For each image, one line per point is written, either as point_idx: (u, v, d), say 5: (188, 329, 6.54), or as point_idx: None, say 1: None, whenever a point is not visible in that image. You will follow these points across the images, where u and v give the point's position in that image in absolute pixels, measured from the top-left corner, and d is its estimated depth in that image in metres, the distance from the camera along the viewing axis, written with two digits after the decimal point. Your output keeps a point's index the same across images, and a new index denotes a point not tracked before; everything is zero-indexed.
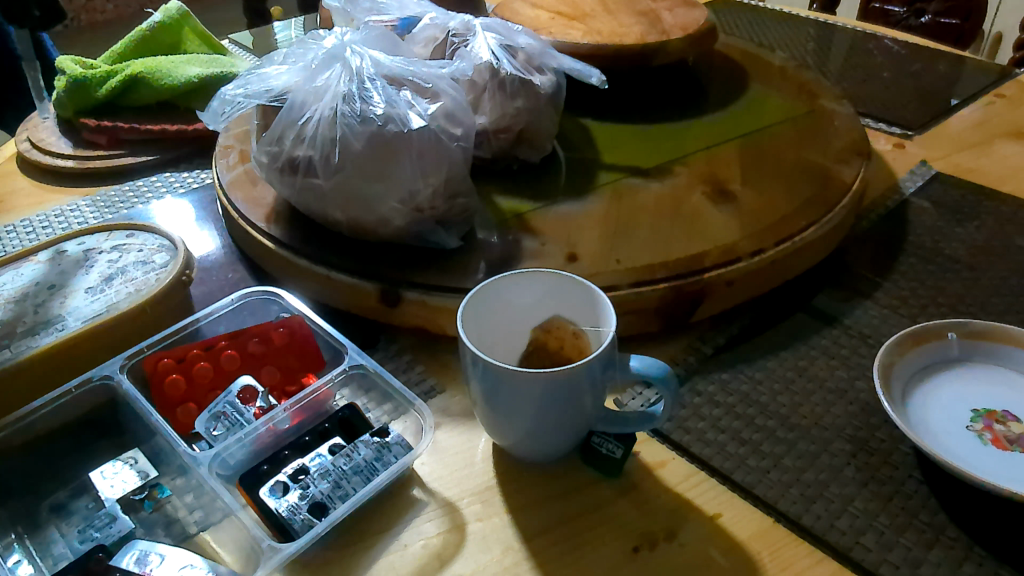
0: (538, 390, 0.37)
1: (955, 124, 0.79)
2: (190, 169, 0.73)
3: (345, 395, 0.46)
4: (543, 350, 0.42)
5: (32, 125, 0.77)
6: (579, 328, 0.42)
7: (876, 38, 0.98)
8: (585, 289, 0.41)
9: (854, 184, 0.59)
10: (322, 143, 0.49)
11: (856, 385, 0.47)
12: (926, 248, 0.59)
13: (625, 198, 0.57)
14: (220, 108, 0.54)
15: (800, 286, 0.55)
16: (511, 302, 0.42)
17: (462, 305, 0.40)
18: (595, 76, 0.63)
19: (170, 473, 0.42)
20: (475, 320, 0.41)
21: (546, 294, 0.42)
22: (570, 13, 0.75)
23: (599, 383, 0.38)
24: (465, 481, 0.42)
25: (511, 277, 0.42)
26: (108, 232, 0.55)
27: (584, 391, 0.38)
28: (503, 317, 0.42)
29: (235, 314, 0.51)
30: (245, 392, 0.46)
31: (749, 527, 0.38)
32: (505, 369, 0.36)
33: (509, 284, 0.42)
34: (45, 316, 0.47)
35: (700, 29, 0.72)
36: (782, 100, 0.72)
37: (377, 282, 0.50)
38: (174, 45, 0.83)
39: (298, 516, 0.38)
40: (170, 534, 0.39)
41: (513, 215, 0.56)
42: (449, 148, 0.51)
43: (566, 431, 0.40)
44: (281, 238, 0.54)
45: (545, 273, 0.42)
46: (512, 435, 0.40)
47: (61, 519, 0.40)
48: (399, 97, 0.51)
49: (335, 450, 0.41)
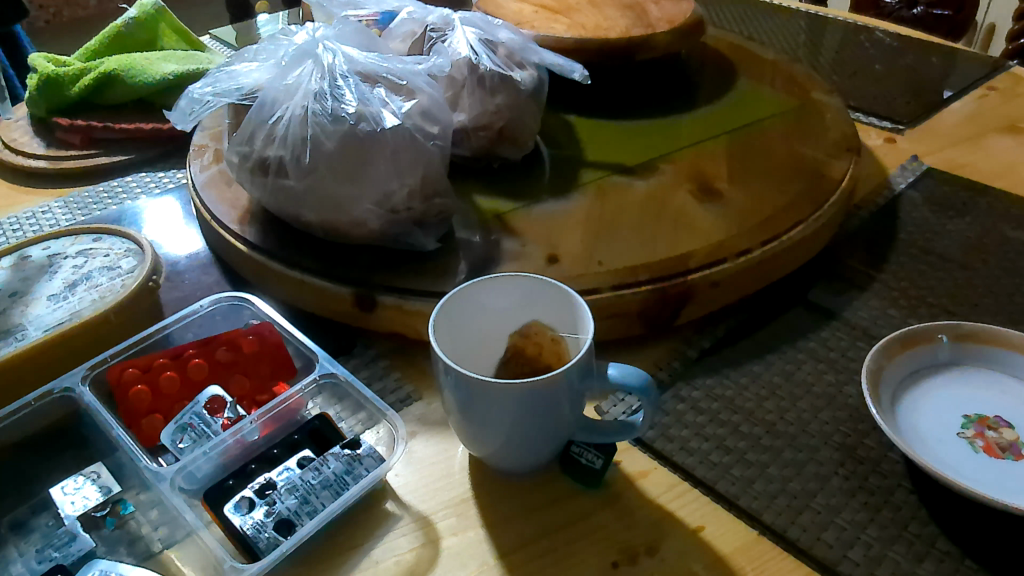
0: (514, 401, 0.35)
1: (947, 118, 0.78)
2: (167, 169, 0.71)
3: (318, 403, 0.44)
4: (521, 356, 0.41)
5: (4, 125, 0.75)
6: (557, 333, 0.40)
7: (868, 30, 0.97)
8: (563, 294, 0.39)
9: (844, 181, 0.58)
10: (293, 142, 0.48)
11: (845, 390, 0.45)
12: (918, 246, 0.58)
13: (609, 196, 0.56)
14: (188, 107, 0.51)
15: (787, 286, 0.54)
16: (486, 308, 0.41)
17: (435, 310, 0.38)
18: (577, 70, 0.61)
19: (133, 488, 0.41)
20: (448, 327, 0.39)
21: (524, 298, 0.41)
22: (554, 6, 0.73)
23: (577, 392, 0.37)
24: (440, 493, 0.40)
25: (485, 283, 0.40)
26: (75, 236, 0.53)
27: (563, 400, 0.36)
28: (478, 323, 0.41)
29: (205, 320, 0.49)
30: (214, 402, 0.44)
31: (733, 541, 0.37)
32: (477, 379, 0.35)
33: (484, 288, 0.40)
34: (5, 325, 0.45)
35: (686, 22, 0.70)
36: (772, 93, 0.71)
37: (352, 287, 0.48)
38: (151, 41, 0.81)
39: (264, 533, 0.36)
40: (133, 552, 0.38)
41: (493, 215, 0.54)
42: (425, 147, 0.49)
43: (547, 441, 0.38)
44: (254, 241, 0.52)
45: (523, 277, 0.40)
46: (489, 446, 0.39)
47: (20, 537, 0.39)
48: (372, 94, 0.49)
49: (304, 464, 0.40)
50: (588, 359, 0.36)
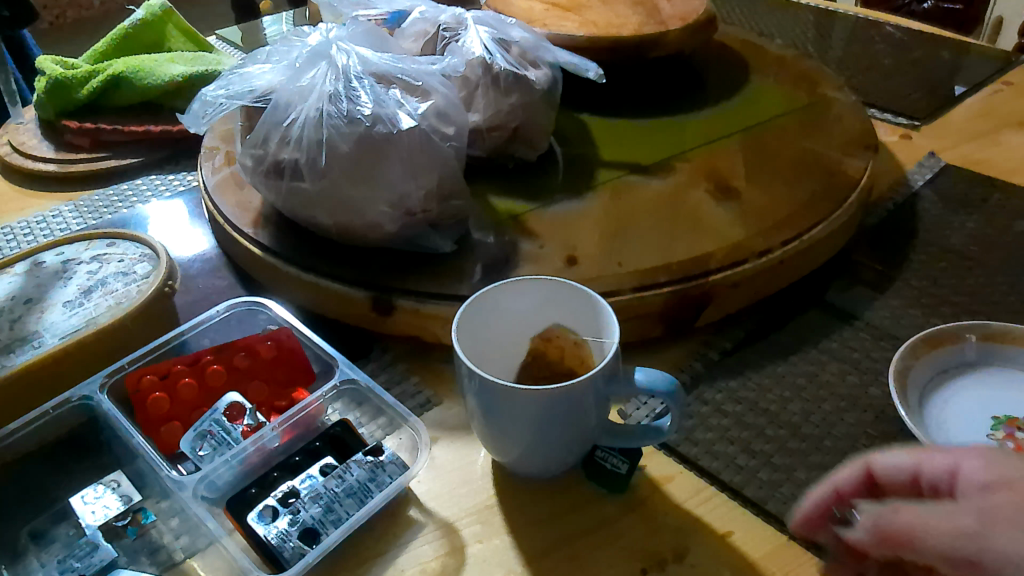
0: (539, 407, 0.35)
1: (961, 113, 0.77)
2: (177, 171, 0.71)
3: (338, 409, 0.44)
4: (542, 359, 0.40)
5: (13, 128, 0.75)
6: (580, 337, 0.40)
7: (879, 25, 0.96)
8: (586, 298, 0.39)
9: (862, 178, 0.57)
10: (308, 145, 0.47)
11: (869, 390, 0.45)
12: (937, 243, 0.57)
13: (625, 196, 0.55)
14: (201, 109, 0.51)
15: (806, 286, 0.53)
16: (509, 310, 0.40)
17: (458, 314, 0.38)
18: (591, 70, 0.60)
19: (154, 496, 0.40)
20: (470, 330, 0.39)
21: (547, 301, 0.40)
22: (565, 4, 0.72)
23: (603, 397, 0.36)
24: (463, 500, 0.40)
25: (508, 286, 0.39)
26: (88, 241, 0.52)
27: (589, 405, 0.36)
28: (500, 326, 0.40)
29: (221, 326, 0.49)
30: (233, 408, 0.43)
31: (762, 546, 0.37)
32: (501, 385, 0.35)
33: (507, 291, 0.39)
34: (21, 333, 0.45)
35: (699, 19, 0.69)
36: (786, 90, 0.70)
37: (369, 290, 0.48)
38: (158, 42, 0.81)
39: (289, 543, 0.36)
40: (155, 562, 0.38)
41: (509, 216, 0.54)
42: (441, 148, 0.49)
43: (570, 447, 0.38)
44: (268, 245, 0.52)
45: (546, 280, 0.39)
46: (512, 452, 0.38)
47: (41, 547, 0.38)
48: (388, 96, 0.48)
49: (326, 471, 0.39)
50: (613, 364, 0.36)
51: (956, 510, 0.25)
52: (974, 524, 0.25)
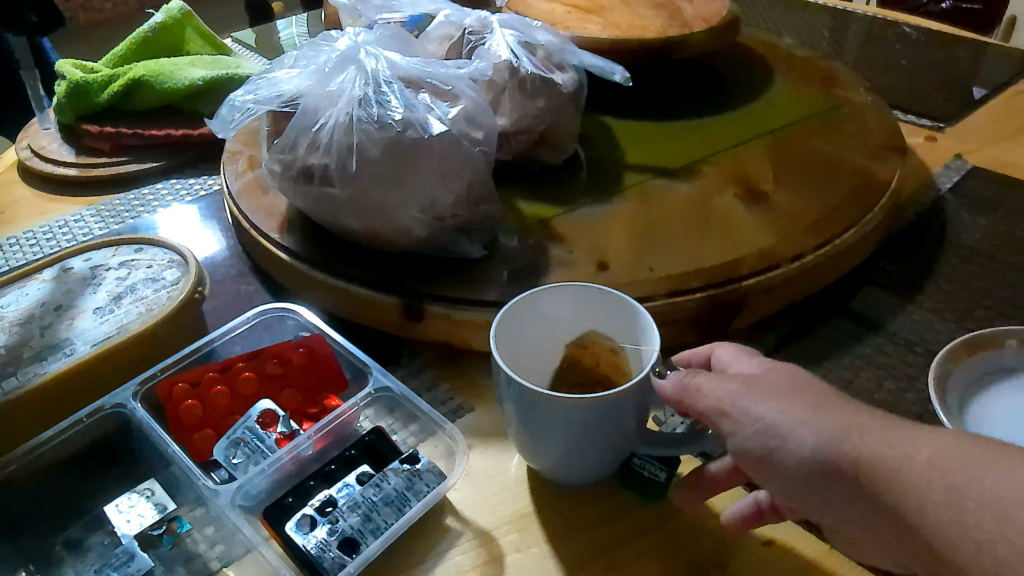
0: (578, 417, 0.35)
1: (984, 114, 0.77)
2: (197, 175, 0.71)
3: (370, 416, 0.44)
4: (577, 366, 0.41)
5: (33, 132, 0.75)
6: (618, 345, 0.39)
7: (897, 25, 0.96)
8: (625, 305, 0.38)
9: (891, 182, 0.57)
10: (338, 150, 0.47)
11: (906, 397, 0.45)
12: (966, 247, 0.57)
13: (653, 200, 0.55)
14: (229, 115, 0.51)
15: (837, 290, 0.53)
16: (546, 316, 0.40)
17: (495, 321, 0.37)
18: (617, 71, 0.60)
19: (188, 504, 0.40)
20: (507, 337, 0.38)
21: (584, 308, 0.40)
22: (586, 6, 0.72)
23: (642, 409, 0.36)
24: (499, 508, 0.39)
25: (547, 292, 0.39)
26: (115, 247, 0.52)
27: (628, 415, 0.36)
28: (537, 332, 0.40)
29: (250, 333, 0.49)
30: (265, 416, 0.43)
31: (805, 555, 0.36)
32: (541, 393, 0.34)
33: (545, 297, 0.39)
34: (52, 340, 0.45)
35: (722, 21, 0.69)
36: (809, 92, 0.70)
37: (399, 296, 0.47)
38: (176, 46, 0.80)
39: (328, 553, 0.36)
40: (192, 571, 0.37)
41: (537, 220, 0.53)
42: (471, 152, 0.49)
43: (607, 457, 0.38)
44: (295, 250, 0.52)
45: (584, 287, 0.39)
46: (548, 460, 0.38)
47: (76, 557, 0.38)
48: (417, 100, 0.48)
49: (363, 480, 0.39)
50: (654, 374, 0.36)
51: (729, 378, 0.33)
52: (738, 388, 0.33)
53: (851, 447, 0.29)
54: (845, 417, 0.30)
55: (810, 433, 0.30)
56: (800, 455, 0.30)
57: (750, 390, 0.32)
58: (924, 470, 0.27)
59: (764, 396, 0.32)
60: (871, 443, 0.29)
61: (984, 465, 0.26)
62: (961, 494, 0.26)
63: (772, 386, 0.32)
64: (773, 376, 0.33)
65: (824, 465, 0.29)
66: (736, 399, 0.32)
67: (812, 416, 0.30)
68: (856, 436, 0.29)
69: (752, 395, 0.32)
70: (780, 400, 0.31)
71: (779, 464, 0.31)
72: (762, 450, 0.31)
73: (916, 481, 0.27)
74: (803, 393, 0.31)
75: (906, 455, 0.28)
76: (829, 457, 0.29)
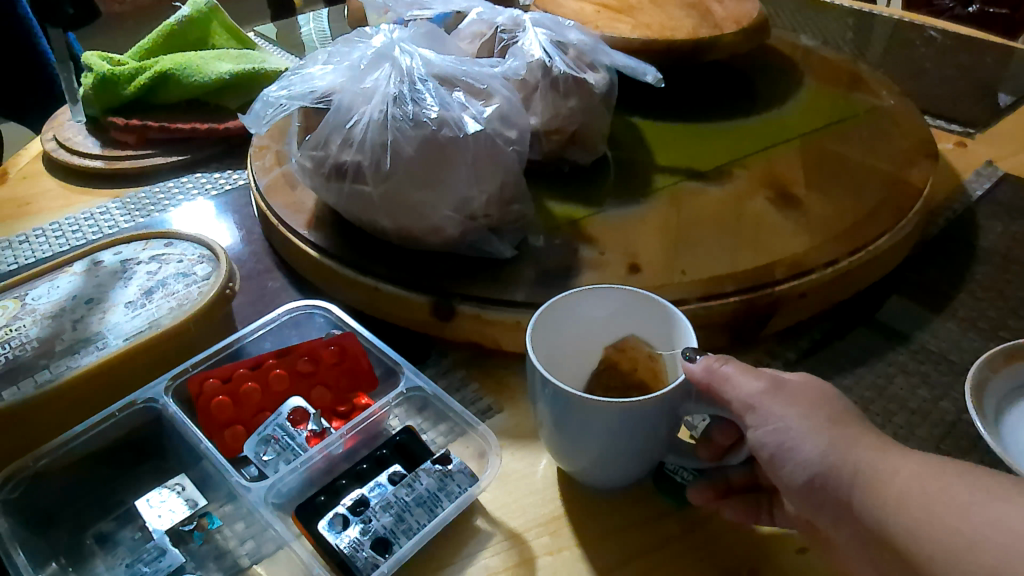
0: (613, 423, 0.34)
1: (1016, 120, 0.76)
2: (222, 170, 0.71)
3: (399, 416, 0.43)
4: (614, 370, 0.40)
5: (59, 123, 0.75)
6: (656, 350, 0.39)
7: (925, 29, 0.95)
8: (664, 310, 0.38)
9: (925, 188, 0.56)
10: (371, 148, 0.47)
11: (941, 405, 0.44)
12: (999, 255, 0.57)
13: (684, 202, 0.55)
14: (262, 110, 0.50)
15: (869, 296, 0.52)
16: (582, 318, 0.40)
17: (533, 318, 0.37)
18: (650, 73, 0.59)
19: (218, 500, 0.40)
20: (543, 335, 0.38)
21: (623, 311, 0.39)
22: (615, 6, 0.71)
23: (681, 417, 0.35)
24: (530, 510, 0.39)
25: (584, 293, 0.39)
26: (145, 241, 0.52)
27: (666, 423, 0.35)
28: (575, 333, 0.40)
29: (279, 330, 0.49)
30: (296, 413, 0.43)
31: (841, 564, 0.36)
32: (576, 396, 0.34)
33: (582, 298, 0.39)
34: (84, 334, 0.45)
35: (753, 22, 0.69)
36: (840, 96, 0.69)
37: (430, 295, 0.47)
38: (202, 40, 0.80)
39: (361, 552, 0.36)
40: (222, 567, 0.37)
41: (567, 221, 0.53)
42: (505, 152, 0.48)
43: (640, 462, 0.37)
44: (324, 246, 0.52)
45: (623, 289, 0.39)
46: (579, 463, 0.38)
47: (106, 551, 0.38)
48: (452, 99, 0.48)
49: (395, 480, 0.39)
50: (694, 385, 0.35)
51: (758, 376, 0.33)
52: (765, 387, 0.32)
53: (853, 459, 0.29)
54: (853, 433, 0.30)
55: (817, 441, 0.30)
56: (812, 456, 0.30)
57: (775, 393, 0.32)
58: (906, 481, 0.28)
59: (788, 402, 0.32)
60: (871, 456, 0.29)
61: (954, 483, 0.27)
62: (934, 498, 0.27)
63: (799, 394, 0.32)
64: (800, 385, 0.33)
65: (823, 473, 0.30)
66: (760, 398, 0.32)
67: (827, 428, 0.31)
68: (858, 450, 0.30)
69: (777, 399, 0.32)
70: (801, 405, 0.32)
71: (788, 461, 0.31)
72: (775, 448, 0.32)
73: (900, 487, 0.28)
74: (825, 405, 0.32)
75: (892, 470, 0.29)
76: (834, 464, 0.30)
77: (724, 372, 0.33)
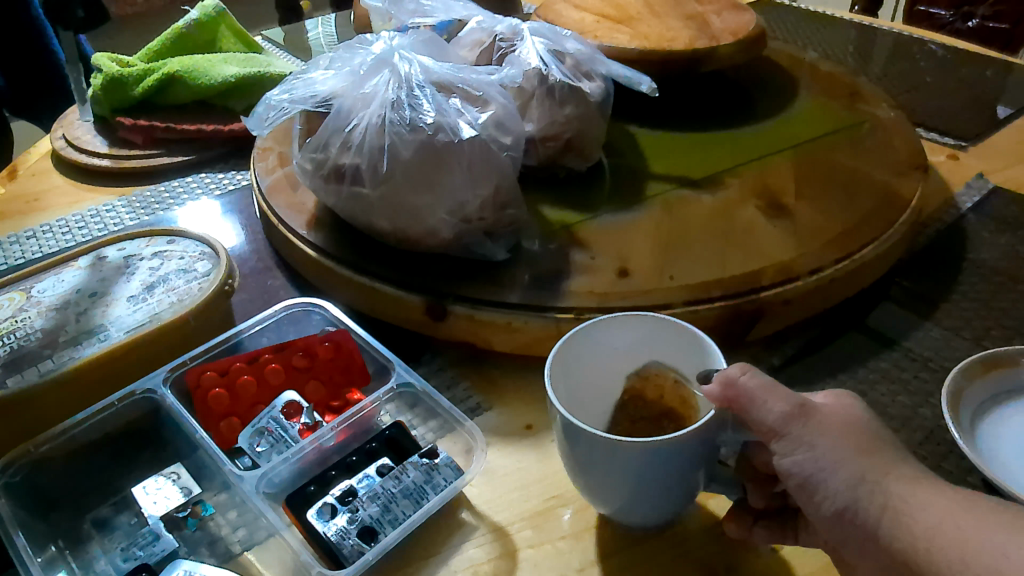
0: (639, 461, 0.32)
1: (1010, 134, 0.77)
2: (227, 170, 0.72)
3: (390, 411, 0.45)
4: (640, 400, 0.40)
5: (69, 123, 0.77)
6: (683, 376, 0.39)
7: (923, 42, 0.96)
8: (684, 333, 0.38)
9: (914, 201, 0.57)
10: (370, 151, 0.48)
11: (920, 412, 0.45)
12: (986, 266, 0.58)
13: (676, 210, 0.56)
14: (265, 113, 0.52)
15: (856, 304, 0.53)
16: (606, 348, 0.40)
17: (552, 353, 0.37)
18: (645, 83, 0.60)
19: (213, 489, 0.41)
20: (564, 371, 0.38)
21: (644, 338, 0.40)
22: (615, 16, 0.73)
23: (709, 455, 0.33)
24: (514, 505, 0.40)
25: (603, 326, 0.39)
26: (149, 238, 0.54)
27: (693, 460, 0.33)
28: (598, 364, 0.40)
29: (276, 326, 0.50)
30: (290, 407, 0.45)
31: (814, 562, 0.37)
32: (605, 438, 0.32)
33: (604, 329, 0.39)
34: (87, 326, 0.46)
35: (750, 34, 0.70)
36: (833, 107, 0.70)
37: (424, 295, 0.48)
38: (211, 43, 0.82)
39: (348, 540, 0.37)
40: (214, 553, 0.38)
41: (560, 226, 0.54)
42: (499, 157, 0.50)
43: (671, 501, 0.35)
44: (323, 246, 0.53)
45: (642, 317, 0.39)
46: (610, 505, 0.36)
47: (103, 536, 0.39)
48: (448, 104, 0.49)
49: (383, 472, 0.40)
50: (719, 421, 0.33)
51: (784, 397, 0.32)
52: (790, 412, 0.31)
53: (880, 492, 0.29)
54: (884, 464, 0.30)
55: (845, 471, 0.30)
56: (837, 489, 0.30)
57: (804, 419, 0.31)
58: (937, 513, 0.28)
59: (817, 430, 0.31)
60: (901, 489, 0.29)
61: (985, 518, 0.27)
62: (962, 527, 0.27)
63: (828, 422, 0.31)
64: (830, 410, 0.32)
65: (850, 504, 0.29)
66: (787, 422, 0.31)
67: (857, 457, 0.30)
68: (888, 483, 0.29)
69: (805, 424, 0.31)
70: (830, 435, 0.31)
71: (816, 493, 0.31)
72: (803, 477, 0.31)
73: (928, 521, 0.28)
74: (855, 434, 0.31)
75: (922, 502, 0.28)
76: (859, 496, 0.29)
77: (746, 388, 0.32)
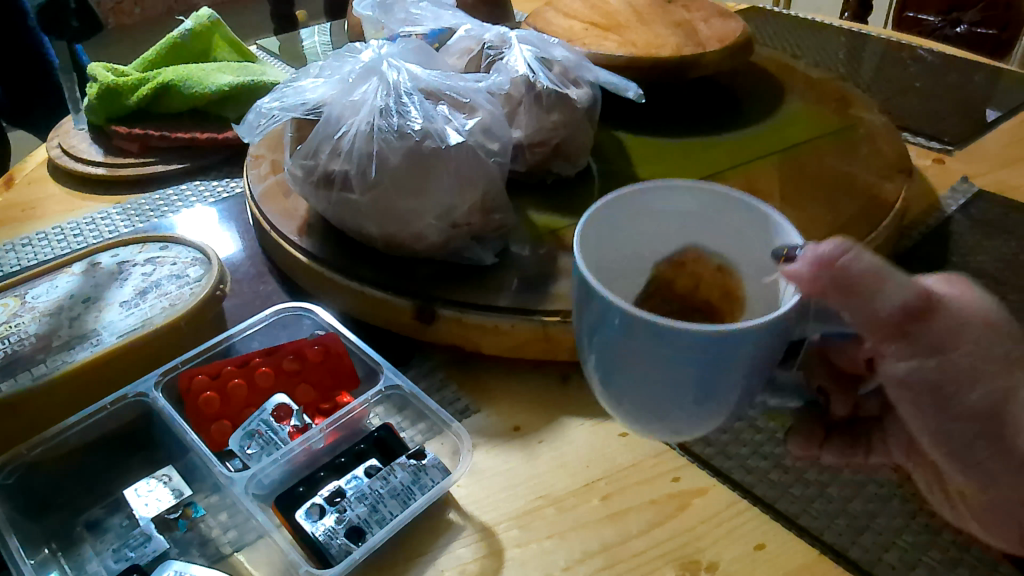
0: (686, 347, 0.28)
1: (995, 137, 0.78)
2: (221, 178, 0.73)
3: (380, 413, 0.45)
4: (671, 287, 0.36)
5: (64, 132, 0.78)
6: (725, 262, 0.35)
7: (911, 48, 0.97)
8: (741, 207, 0.34)
9: (898, 202, 0.58)
10: (359, 158, 0.49)
11: None
12: (970, 267, 0.58)
13: None
14: (255, 121, 0.53)
15: None
16: (647, 218, 0.35)
17: (585, 213, 0.33)
18: (631, 90, 0.62)
19: (204, 491, 0.42)
20: (597, 238, 0.34)
21: (693, 212, 0.35)
22: (604, 24, 0.74)
23: (767, 361, 0.28)
24: (502, 505, 0.41)
25: (649, 191, 0.35)
26: (142, 244, 0.54)
27: (749, 361, 0.28)
28: (632, 238, 0.36)
29: (268, 329, 0.51)
30: (280, 409, 0.45)
31: (794, 559, 0.37)
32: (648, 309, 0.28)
33: (650, 195, 0.35)
34: (80, 331, 0.47)
35: (736, 41, 0.71)
36: (818, 112, 0.71)
37: (413, 299, 0.49)
38: (205, 52, 0.83)
39: (335, 540, 0.38)
40: (205, 554, 0.39)
41: (548, 230, 0.55)
42: (487, 163, 0.50)
43: (710, 415, 0.31)
44: (314, 252, 0.54)
45: (696, 186, 0.35)
46: (638, 405, 0.31)
47: (95, 537, 0.40)
48: (436, 112, 0.50)
49: (371, 473, 0.41)
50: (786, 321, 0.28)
51: (904, 284, 0.28)
52: (920, 307, 0.28)
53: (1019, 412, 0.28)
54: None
55: (989, 385, 0.28)
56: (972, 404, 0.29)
57: (932, 318, 0.28)
58: None
59: (952, 332, 0.28)
60: None
61: None
62: None
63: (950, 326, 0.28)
64: (956, 303, 0.29)
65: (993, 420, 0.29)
66: (907, 317, 0.28)
67: (1003, 366, 0.28)
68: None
69: (938, 329, 0.28)
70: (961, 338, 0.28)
71: (950, 407, 0.29)
72: (932, 385, 0.29)
73: None
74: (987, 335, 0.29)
75: None
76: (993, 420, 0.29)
77: (849, 271, 0.27)
